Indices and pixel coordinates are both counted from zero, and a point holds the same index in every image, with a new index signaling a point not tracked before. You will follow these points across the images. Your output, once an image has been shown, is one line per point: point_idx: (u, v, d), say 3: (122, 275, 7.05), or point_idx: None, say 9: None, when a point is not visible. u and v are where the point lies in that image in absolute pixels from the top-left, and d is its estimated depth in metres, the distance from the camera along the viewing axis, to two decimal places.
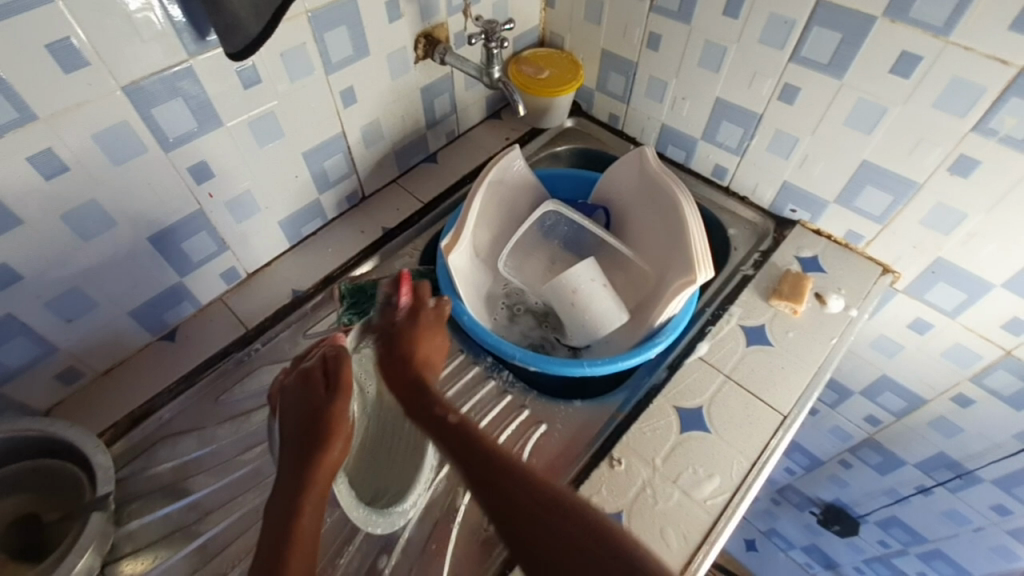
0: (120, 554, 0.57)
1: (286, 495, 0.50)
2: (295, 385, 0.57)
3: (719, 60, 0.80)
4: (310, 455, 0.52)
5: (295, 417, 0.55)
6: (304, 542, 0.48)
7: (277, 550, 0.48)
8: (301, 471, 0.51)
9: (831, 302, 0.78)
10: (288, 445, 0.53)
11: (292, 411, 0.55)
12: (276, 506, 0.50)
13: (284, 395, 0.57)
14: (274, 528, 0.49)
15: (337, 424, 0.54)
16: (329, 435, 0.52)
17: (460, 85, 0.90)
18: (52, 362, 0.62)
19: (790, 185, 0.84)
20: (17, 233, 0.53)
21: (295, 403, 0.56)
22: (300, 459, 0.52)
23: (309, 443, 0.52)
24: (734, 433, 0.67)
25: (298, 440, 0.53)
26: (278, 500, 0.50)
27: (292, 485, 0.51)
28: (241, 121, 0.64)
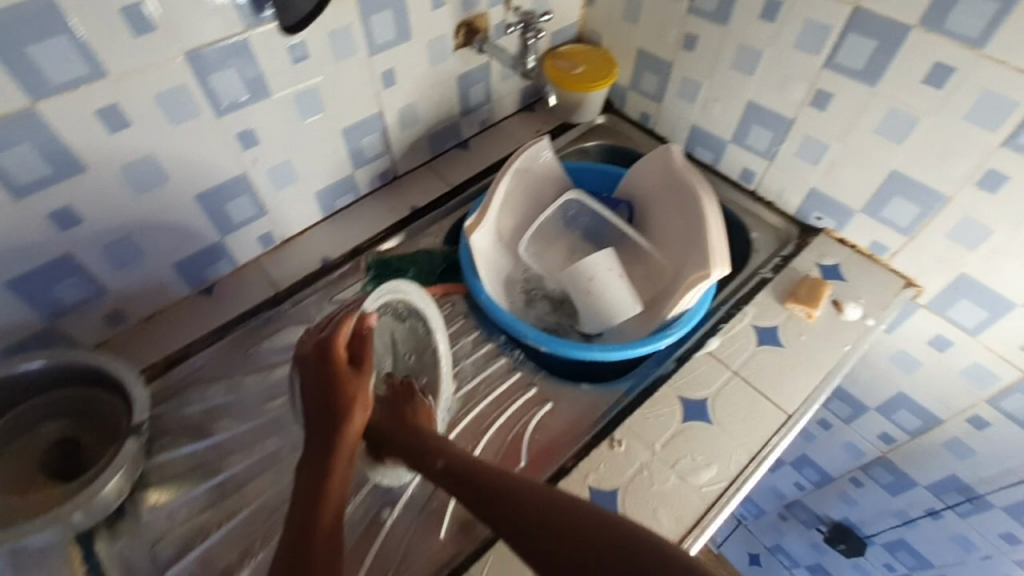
0: (146, 483, 0.62)
1: (316, 462, 0.54)
2: (311, 354, 0.58)
3: (753, 64, 0.81)
4: (336, 424, 0.56)
5: (315, 387, 0.57)
6: (335, 504, 0.53)
7: (312, 510, 0.52)
8: (329, 440, 0.55)
9: (848, 310, 0.78)
10: (311, 413, 0.57)
11: (311, 382, 0.57)
12: (308, 470, 0.54)
13: (301, 362, 0.58)
14: (306, 486, 0.53)
15: (359, 396, 0.57)
16: (353, 405, 0.56)
17: (496, 75, 0.92)
18: (101, 304, 0.67)
19: (817, 193, 0.84)
20: (82, 179, 0.58)
21: (313, 375, 0.57)
22: (327, 427, 0.56)
23: (333, 413, 0.56)
24: (737, 427, 0.67)
25: (321, 410, 0.56)
26: (309, 465, 0.54)
27: (320, 451, 0.55)
28: (288, 93, 0.68)
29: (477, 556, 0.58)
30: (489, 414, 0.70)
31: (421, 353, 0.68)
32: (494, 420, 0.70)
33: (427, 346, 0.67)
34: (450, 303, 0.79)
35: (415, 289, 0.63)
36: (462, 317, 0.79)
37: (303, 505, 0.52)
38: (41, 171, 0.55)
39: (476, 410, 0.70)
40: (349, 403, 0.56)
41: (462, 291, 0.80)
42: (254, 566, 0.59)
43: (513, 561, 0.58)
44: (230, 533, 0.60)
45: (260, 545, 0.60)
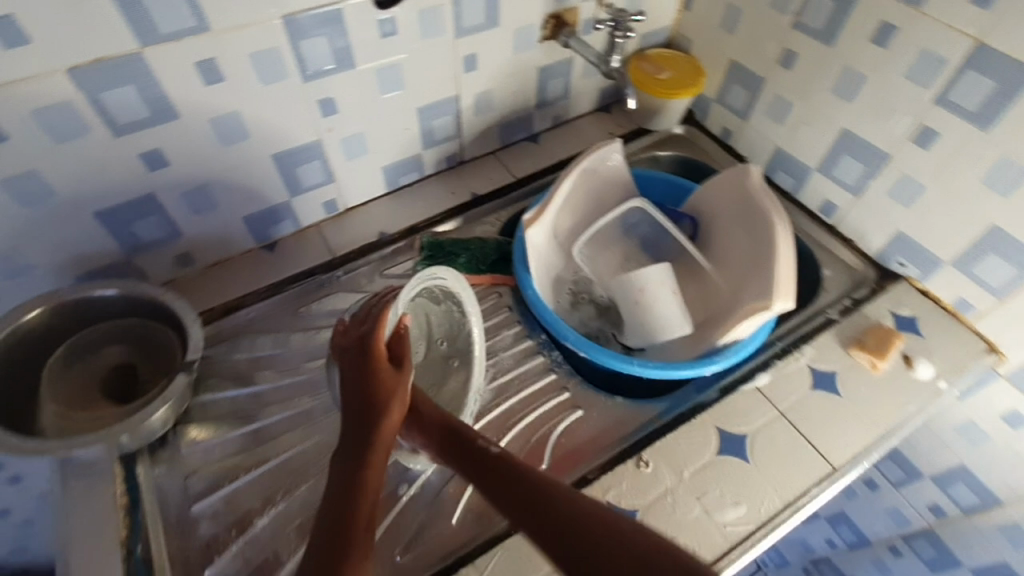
0: (190, 418, 0.66)
1: (353, 452, 0.53)
2: (353, 350, 0.58)
3: (854, 90, 0.75)
4: (373, 418, 0.55)
5: (355, 383, 0.57)
6: (370, 497, 0.50)
7: (347, 502, 0.50)
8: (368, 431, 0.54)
9: (919, 367, 0.72)
10: (351, 408, 0.56)
11: (353, 377, 0.57)
12: (342, 465, 0.52)
13: (343, 358, 0.59)
14: (343, 476, 0.52)
15: (399, 390, 0.56)
16: (392, 399, 0.55)
17: (578, 72, 0.91)
18: (174, 245, 0.71)
19: (904, 237, 0.77)
20: (173, 126, 0.61)
21: (354, 369, 0.57)
22: (366, 422, 0.55)
23: (372, 407, 0.55)
24: (775, 470, 0.64)
25: (362, 402, 0.56)
26: (347, 458, 0.53)
27: (359, 442, 0.54)
28: (372, 66, 0.70)
29: (485, 549, 0.58)
30: (519, 409, 0.70)
31: (455, 334, 0.69)
32: (522, 416, 0.69)
33: (461, 328, 0.68)
34: (496, 294, 0.79)
35: (451, 274, 0.64)
36: (506, 310, 0.78)
37: (340, 497, 0.50)
38: (140, 114, 0.58)
39: (505, 404, 0.70)
40: (389, 396, 0.55)
41: (511, 284, 0.80)
42: (274, 515, 0.61)
43: (520, 562, 0.57)
44: (256, 479, 0.63)
45: (282, 496, 0.62)
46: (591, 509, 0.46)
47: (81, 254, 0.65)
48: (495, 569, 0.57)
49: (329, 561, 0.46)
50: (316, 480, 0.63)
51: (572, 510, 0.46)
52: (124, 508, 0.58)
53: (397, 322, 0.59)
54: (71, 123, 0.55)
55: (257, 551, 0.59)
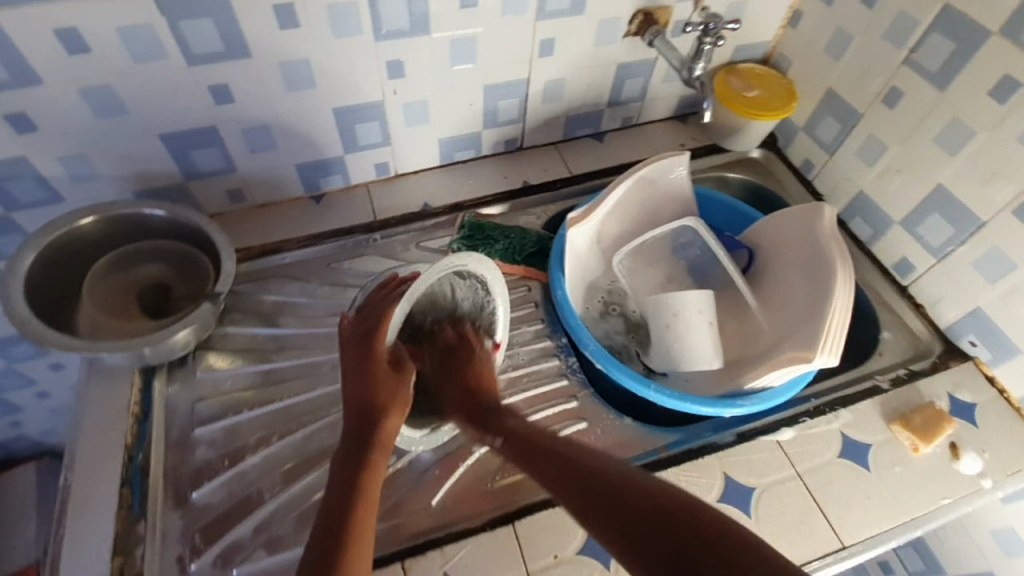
0: (210, 346, 0.68)
1: (352, 451, 0.53)
2: (355, 351, 0.59)
3: (960, 144, 0.68)
4: (374, 418, 0.55)
5: (357, 382, 0.57)
6: (370, 496, 0.50)
7: (347, 495, 0.49)
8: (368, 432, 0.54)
9: (964, 459, 0.65)
10: (351, 408, 0.56)
11: (354, 376, 0.57)
12: (343, 462, 0.52)
13: (346, 358, 0.59)
14: (342, 474, 0.51)
15: (401, 392, 0.57)
16: (394, 401, 0.56)
17: (659, 74, 0.86)
18: (228, 178, 0.73)
19: (982, 316, 0.70)
20: (243, 64, 0.63)
21: (356, 367, 0.58)
22: (364, 423, 0.55)
23: (374, 408, 0.55)
24: (776, 533, 0.59)
25: (363, 403, 0.56)
26: (346, 455, 0.53)
27: (357, 442, 0.54)
28: (446, 36, 0.69)
29: (457, 538, 0.57)
30: (522, 407, 0.68)
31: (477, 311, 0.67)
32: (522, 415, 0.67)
33: (485, 306, 0.66)
34: (526, 288, 0.78)
35: (472, 259, 0.58)
36: (531, 305, 0.77)
37: (339, 491, 0.50)
38: (215, 47, 0.60)
39: (510, 399, 0.68)
40: (390, 398, 0.56)
41: (543, 280, 0.78)
42: (266, 454, 0.62)
43: (488, 559, 0.56)
44: (258, 417, 0.64)
45: (277, 438, 0.63)
46: (598, 457, 0.50)
47: (141, 171, 0.68)
48: (462, 560, 0.56)
49: (331, 549, 0.45)
50: (313, 429, 0.64)
51: (622, 483, 0.47)
52: (134, 417, 0.62)
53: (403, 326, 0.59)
54: (150, 45, 0.58)
55: (243, 486, 0.60)
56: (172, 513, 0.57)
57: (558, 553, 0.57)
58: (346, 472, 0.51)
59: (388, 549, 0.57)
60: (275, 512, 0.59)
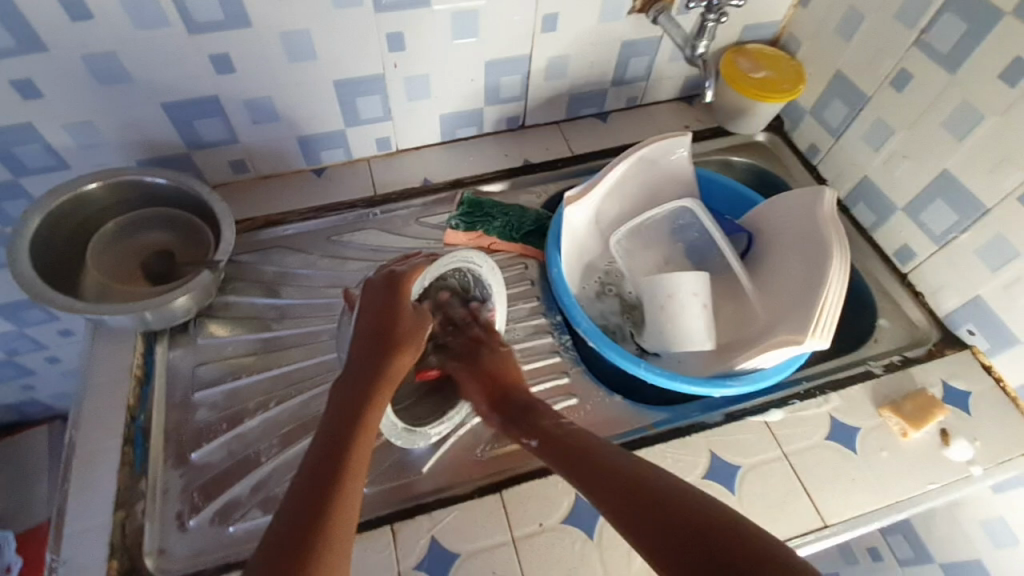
0: (212, 314, 0.70)
1: (357, 387, 0.52)
2: (379, 290, 0.58)
3: (968, 129, 0.67)
4: (385, 358, 0.54)
5: (377, 317, 0.56)
6: (368, 437, 0.49)
7: (352, 426, 0.49)
8: (376, 370, 0.53)
9: (954, 445, 0.65)
10: (366, 340, 0.55)
11: (375, 311, 0.56)
12: (347, 396, 0.51)
13: (367, 296, 0.58)
14: (344, 408, 0.50)
15: (416, 337, 0.57)
16: (409, 345, 0.56)
17: (665, 53, 0.85)
18: (231, 149, 0.74)
19: (981, 304, 0.69)
20: (246, 34, 0.63)
21: (379, 302, 0.57)
22: (378, 358, 0.54)
23: (389, 346, 0.55)
24: (759, 510, 0.60)
25: (374, 342, 0.55)
26: (351, 390, 0.52)
27: (361, 379, 0.53)
28: (448, 9, 0.68)
29: (445, 505, 0.59)
30: None
31: None
32: None
33: (483, 323, 0.67)
34: (523, 266, 0.79)
35: (486, 262, 0.63)
36: (528, 283, 0.77)
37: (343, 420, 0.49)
38: (217, 16, 0.60)
39: None
40: (405, 341, 0.56)
41: (540, 259, 0.79)
42: (264, 419, 0.64)
43: (475, 527, 0.58)
44: (258, 383, 0.66)
45: (275, 404, 0.65)
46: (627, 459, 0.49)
47: (146, 140, 0.69)
48: (449, 525, 0.58)
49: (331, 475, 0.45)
50: (311, 396, 0.66)
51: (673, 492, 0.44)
52: (137, 379, 0.64)
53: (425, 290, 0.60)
54: (153, 12, 0.58)
55: (242, 448, 0.62)
56: (173, 471, 0.59)
57: (543, 521, 0.58)
58: (349, 407, 0.51)
59: (378, 512, 0.58)
60: (271, 474, 0.61)
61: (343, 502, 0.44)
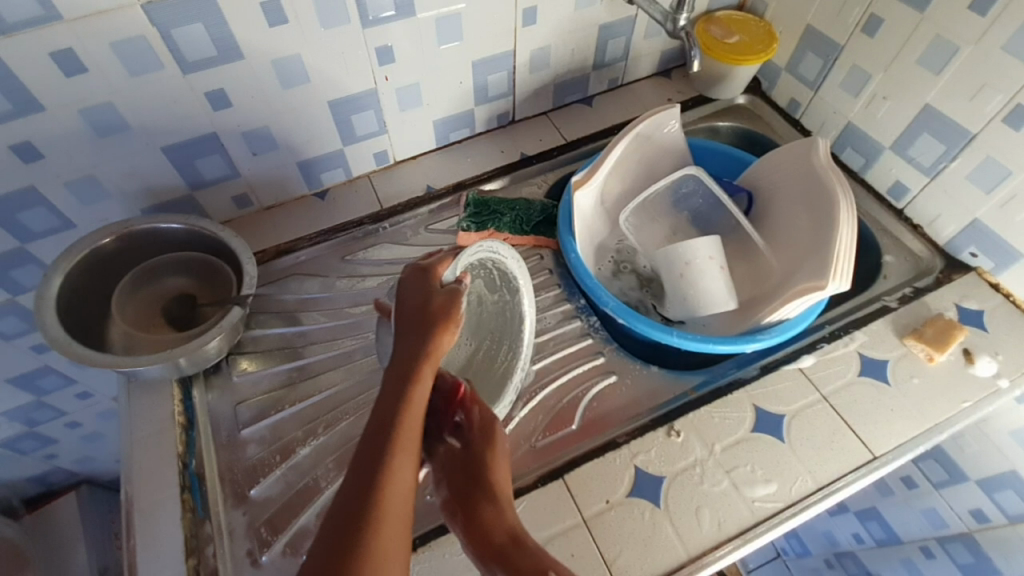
0: (242, 350, 0.70)
1: (400, 369, 0.50)
2: (412, 279, 0.57)
3: (944, 61, 0.69)
4: (426, 337, 0.52)
5: (410, 305, 0.55)
6: (415, 420, 0.47)
7: (396, 405, 0.47)
8: (417, 349, 0.51)
9: (979, 363, 0.68)
10: (403, 325, 0.54)
11: (407, 299, 0.55)
12: (390, 377, 0.49)
13: (404, 285, 0.57)
14: (390, 392, 0.48)
15: (453, 310, 0.54)
16: (444, 318, 0.53)
17: (641, 31, 0.87)
18: (234, 184, 0.74)
19: (980, 226, 0.72)
20: (238, 67, 0.63)
21: (412, 292, 0.56)
22: (418, 337, 0.52)
23: (425, 324, 0.53)
24: (811, 454, 0.62)
25: (413, 324, 0.53)
26: (393, 374, 0.50)
27: (404, 359, 0.50)
28: (431, 16, 0.69)
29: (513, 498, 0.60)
30: (554, 368, 0.70)
31: (503, 325, 0.68)
32: (554, 376, 0.69)
33: (512, 320, 0.67)
34: (538, 256, 0.80)
35: (511, 254, 0.64)
36: (546, 273, 0.78)
37: (389, 398, 0.48)
38: (206, 52, 0.60)
39: (541, 363, 0.70)
40: (440, 316, 0.53)
41: (553, 247, 0.80)
42: (315, 446, 0.64)
43: (545, 516, 0.59)
44: (300, 411, 0.66)
45: (323, 429, 0.65)
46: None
47: (149, 187, 0.68)
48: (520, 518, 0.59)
49: (375, 457, 0.44)
50: (355, 417, 0.66)
51: None
52: (181, 426, 0.63)
53: (456, 278, 0.59)
54: (144, 57, 0.58)
55: (298, 477, 0.62)
56: (235, 511, 0.59)
57: (609, 498, 0.59)
58: (393, 392, 0.48)
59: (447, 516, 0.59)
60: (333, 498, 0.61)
61: (389, 492, 0.42)
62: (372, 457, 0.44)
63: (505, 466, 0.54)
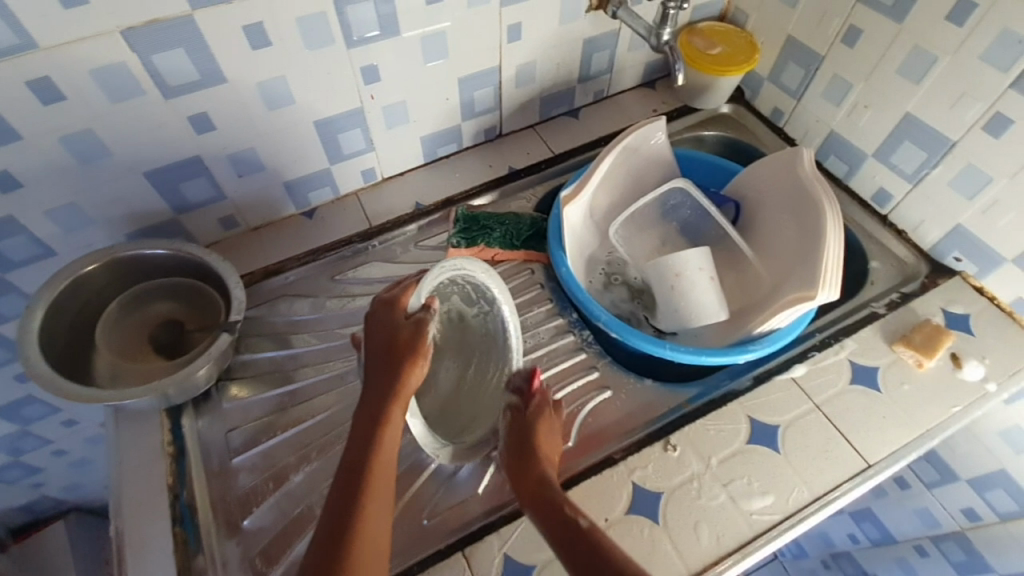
0: (232, 376, 0.69)
1: (370, 411, 0.52)
2: (379, 312, 0.57)
3: (923, 71, 0.71)
4: (393, 377, 0.53)
5: (379, 340, 0.56)
6: (387, 462, 0.50)
7: (365, 448, 0.50)
8: (385, 391, 0.53)
9: (967, 367, 0.69)
10: (372, 361, 0.55)
11: (376, 334, 0.56)
12: (361, 420, 0.52)
13: (373, 319, 0.58)
14: (360, 437, 0.51)
15: (420, 343, 0.55)
16: (412, 353, 0.54)
17: (624, 44, 0.87)
18: (220, 207, 0.73)
19: (963, 232, 0.74)
20: (221, 90, 0.62)
21: (379, 326, 0.57)
22: (385, 377, 0.53)
23: (393, 361, 0.54)
24: (806, 464, 0.63)
25: (381, 363, 0.54)
26: (364, 417, 0.52)
27: (374, 402, 0.52)
28: (416, 35, 0.69)
29: (511, 519, 0.59)
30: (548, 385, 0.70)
31: (490, 340, 0.67)
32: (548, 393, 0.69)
33: (497, 334, 0.66)
34: (529, 271, 0.80)
35: (478, 266, 0.62)
36: (538, 287, 0.78)
37: (360, 441, 0.50)
38: (189, 77, 0.59)
39: None
40: (407, 352, 0.55)
41: (544, 261, 0.80)
42: (308, 472, 0.63)
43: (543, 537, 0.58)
44: (293, 437, 0.65)
45: (316, 454, 0.64)
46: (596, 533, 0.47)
47: (132, 212, 0.67)
48: (519, 540, 0.58)
49: (349, 499, 0.47)
50: None
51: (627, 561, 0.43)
52: (170, 456, 0.62)
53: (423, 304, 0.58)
54: (125, 83, 0.57)
55: (292, 505, 0.61)
56: (228, 542, 0.58)
57: (608, 516, 0.59)
58: (364, 435, 0.51)
59: (447, 540, 0.59)
60: None
61: (362, 535, 0.45)
62: (345, 500, 0.47)
63: (551, 436, 0.58)
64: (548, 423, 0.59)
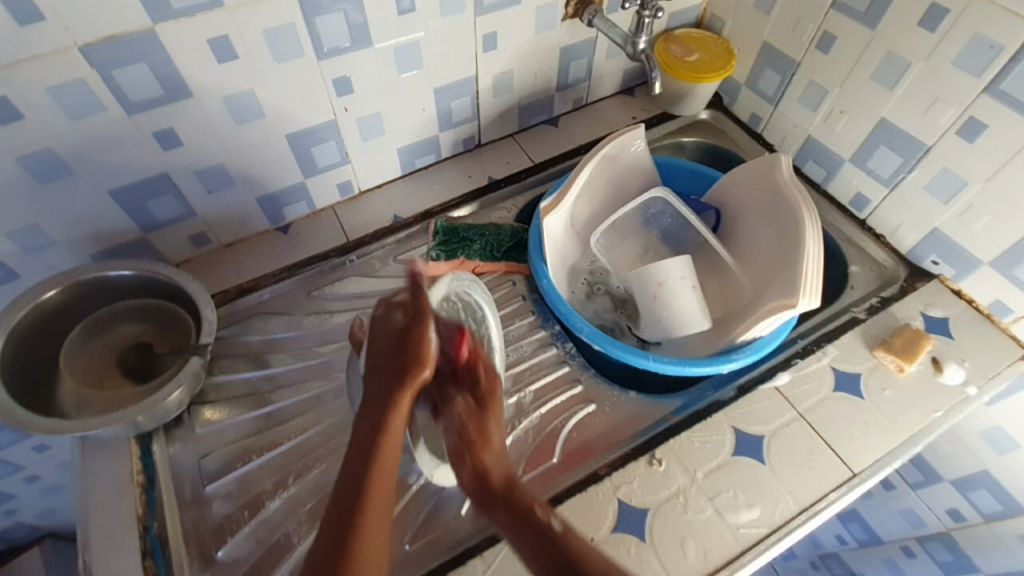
0: (205, 399, 0.66)
1: (374, 411, 0.52)
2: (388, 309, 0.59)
3: (897, 76, 0.71)
4: (399, 376, 0.54)
5: (386, 340, 0.57)
6: (388, 461, 0.49)
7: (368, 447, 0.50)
8: (389, 392, 0.53)
9: (947, 371, 0.69)
10: (378, 360, 0.56)
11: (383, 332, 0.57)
12: (365, 421, 0.52)
13: (380, 317, 0.59)
14: (362, 438, 0.50)
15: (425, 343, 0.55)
16: (417, 353, 0.55)
17: (601, 52, 0.87)
18: (190, 224, 0.71)
19: (941, 236, 0.74)
20: (187, 105, 0.60)
21: (386, 325, 0.57)
22: (390, 377, 0.54)
23: (399, 359, 0.55)
24: (792, 474, 0.62)
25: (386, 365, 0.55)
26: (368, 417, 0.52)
27: (378, 402, 0.53)
28: (389, 45, 0.67)
29: (495, 541, 0.58)
30: (531, 400, 0.68)
31: None
32: (532, 408, 0.68)
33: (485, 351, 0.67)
34: (510, 283, 0.78)
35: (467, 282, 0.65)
36: (520, 299, 0.77)
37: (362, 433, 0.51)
38: (152, 92, 0.57)
39: (519, 395, 0.69)
40: (413, 351, 0.55)
41: (525, 272, 0.79)
42: (285, 497, 0.61)
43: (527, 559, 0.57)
44: (269, 461, 0.63)
45: (293, 479, 0.62)
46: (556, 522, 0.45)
47: (97, 232, 0.65)
48: (503, 563, 0.57)
49: (353, 492, 0.46)
50: (327, 464, 0.63)
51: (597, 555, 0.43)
52: (140, 486, 0.59)
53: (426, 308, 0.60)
54: (85, 101, 0.55)
55: (269, 533, 0.59)
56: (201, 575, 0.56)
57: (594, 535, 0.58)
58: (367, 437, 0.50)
59: (428, 564, 0.57)
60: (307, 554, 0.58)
61: (365, 528, 0.45)
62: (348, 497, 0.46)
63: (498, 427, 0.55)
64: (496, 419, 0.56)
